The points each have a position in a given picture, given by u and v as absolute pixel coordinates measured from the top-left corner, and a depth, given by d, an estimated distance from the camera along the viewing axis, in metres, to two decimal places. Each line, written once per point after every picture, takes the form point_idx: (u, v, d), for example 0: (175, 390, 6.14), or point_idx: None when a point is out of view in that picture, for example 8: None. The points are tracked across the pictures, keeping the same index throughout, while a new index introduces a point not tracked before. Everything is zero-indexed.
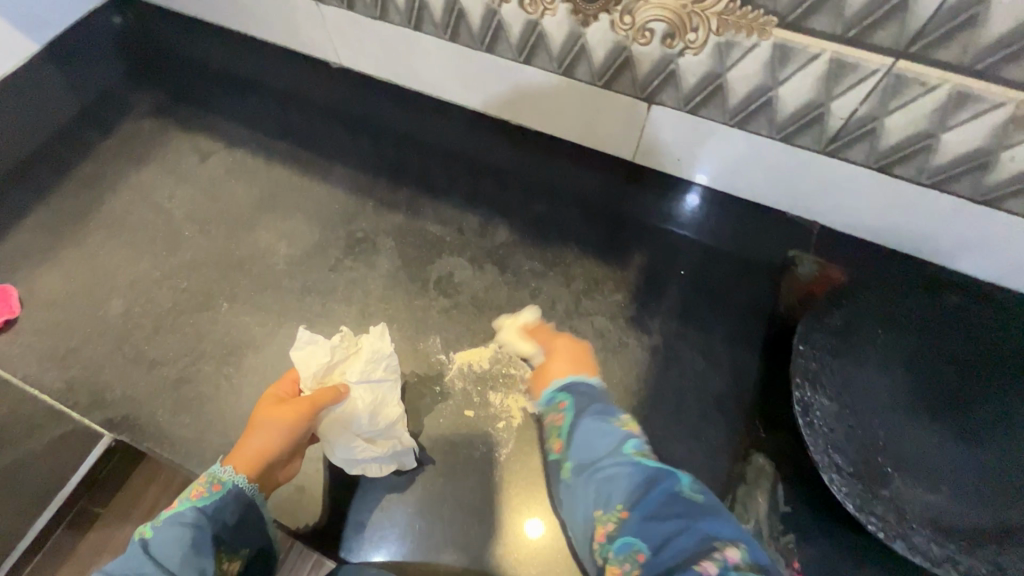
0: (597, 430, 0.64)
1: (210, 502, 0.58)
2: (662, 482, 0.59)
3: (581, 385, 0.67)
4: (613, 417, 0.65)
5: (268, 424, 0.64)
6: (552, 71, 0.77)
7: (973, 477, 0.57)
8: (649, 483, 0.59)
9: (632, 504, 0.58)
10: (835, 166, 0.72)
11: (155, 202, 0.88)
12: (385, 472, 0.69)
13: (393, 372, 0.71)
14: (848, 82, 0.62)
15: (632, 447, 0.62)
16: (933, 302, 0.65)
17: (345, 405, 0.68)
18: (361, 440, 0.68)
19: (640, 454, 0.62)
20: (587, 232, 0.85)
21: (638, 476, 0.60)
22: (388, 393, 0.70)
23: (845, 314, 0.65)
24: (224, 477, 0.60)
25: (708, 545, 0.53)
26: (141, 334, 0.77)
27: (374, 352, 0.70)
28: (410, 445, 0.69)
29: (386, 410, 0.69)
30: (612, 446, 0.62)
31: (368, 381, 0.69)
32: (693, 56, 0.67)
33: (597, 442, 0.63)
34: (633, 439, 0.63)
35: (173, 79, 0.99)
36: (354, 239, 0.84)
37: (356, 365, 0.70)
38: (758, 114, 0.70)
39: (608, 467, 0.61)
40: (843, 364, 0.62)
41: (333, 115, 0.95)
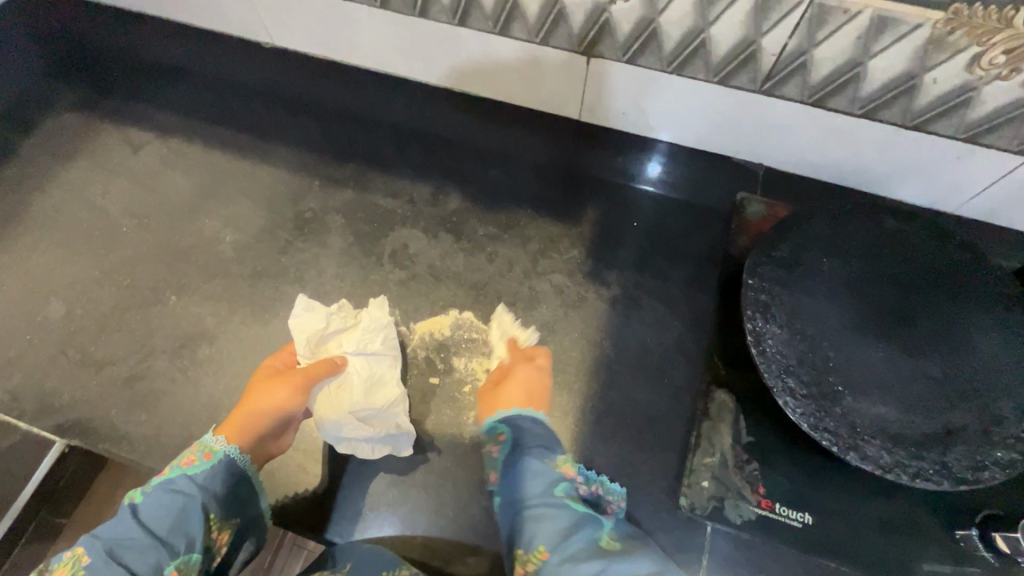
0: (534, 468, 0.63)
1: (200, 471, 0.58)
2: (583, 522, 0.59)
3: (524, 421, 0.65)
4: (549, 457, 0.64)
5: (264, 395, 0.64)
6: (488, 31, 0.76)
7: (920, 385, 0.60)
8: (575, 528, 0.59)
9: (561, 538, 0.58)
10: (774, 105, 0.73)
11: (89, 198, 0.84)
12: (376, 454, 0.67)
13: (392, 348, 0.71)
14: (775, 16, 0.63)
15: (562, 491, 0.62)
16: (869, 225, 0.69)
17: (341, 380, 0.68)
18: (354, 420, 0.66)
19: (569, 497, 0.62)
20: (538, 192, 0.85)
21: (564, 521, 0.59)
22: (388, 369, 0.70)
23: (790, 245, 0.67)
24: (216, 446, 0.60)
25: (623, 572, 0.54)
26: (86, 335, 0.74)
27: (372, 321, 0.71)
28: (405, 429, 0.67)
29: (382, 389, 0.69)
30: (541, 486, 0.62)
31: (365, 353, 0.70)
32: (625, 3, 0.67)
33: (534, 487, 0.62)
34: (563, 481, 0.63)
35: (95, 71, 0.94)
36: (302, 219, 0.82)
37: (353, 336, 0.71)
38: (693, 57, 0.71)
39: (535, 507, 0.60)
40: (791, 292, 0.64)
41: (270, 95, 0.92)
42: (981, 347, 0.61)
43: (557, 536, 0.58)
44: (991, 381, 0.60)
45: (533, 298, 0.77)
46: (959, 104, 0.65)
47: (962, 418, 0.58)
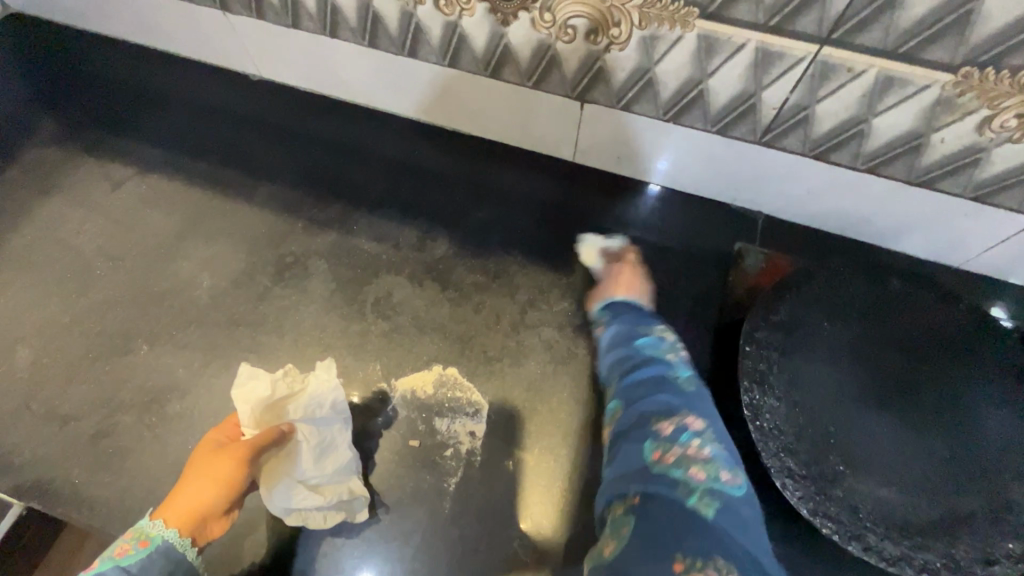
0: (623, 327, 0.69)
1: (134, 562, 0.55)
2: (658, 366, 0.63)
3: (623, 305, 0.71)
4: (644, 323, 0.70)
5: (202, 471, 0.60)
6: (479, 73, 0.74)
7: (925, 467, 0.56)
8: (644, 369, 0.63)
9: (629, 375, 0.64)
10: (774, 156, 0.71)
11: (63, 238, 0.81)
12: (328, 522, 0.64)
13: (342, 412, 0.67)
14: (776, 71, 0.60)
15: (645, 342, 0.67)
16: (872, 288, 0.65)
17: (289, 448, 0.65)
18: (304, 488, 0.63)
19: (653, 347, 0.66)
20: (529, 238, 0.82)
21: (640, 362, 0.64)
22: (339, 433, 0.66)
23: (790, 308, 0.64)
24: (152, 532, 0.57)
25: (672, 410, 0.58)
26: (52, 386, 0.70)
27: (320, 386, 0.67)
28: (360, 492, 0.65)
29: (333, 453, 0.65)
30: (628, 336, 0.68)
31: (313, 420, 0.66)
32: (620, 52, 0.65)
33: (617, 336, 0.69)
34: (650, 335, 0.68)
35: (78, 101, 0.91)
36: (283, 263, 0.79)
37: (299, 402, 0.66)
38: (691, 107, 0.68)
39: (618, 352, 0.67)
40: (790, 361, 0.61)
41: (256, 130, 0.89)
42: (989, 425, 0.58)
43: (629, 375, 0.64)
44: (1001, 463, 0.56)
45: (520, 353, 0.74)
46: (968, 164, 0.62)
47: (970, 504, 0.55)
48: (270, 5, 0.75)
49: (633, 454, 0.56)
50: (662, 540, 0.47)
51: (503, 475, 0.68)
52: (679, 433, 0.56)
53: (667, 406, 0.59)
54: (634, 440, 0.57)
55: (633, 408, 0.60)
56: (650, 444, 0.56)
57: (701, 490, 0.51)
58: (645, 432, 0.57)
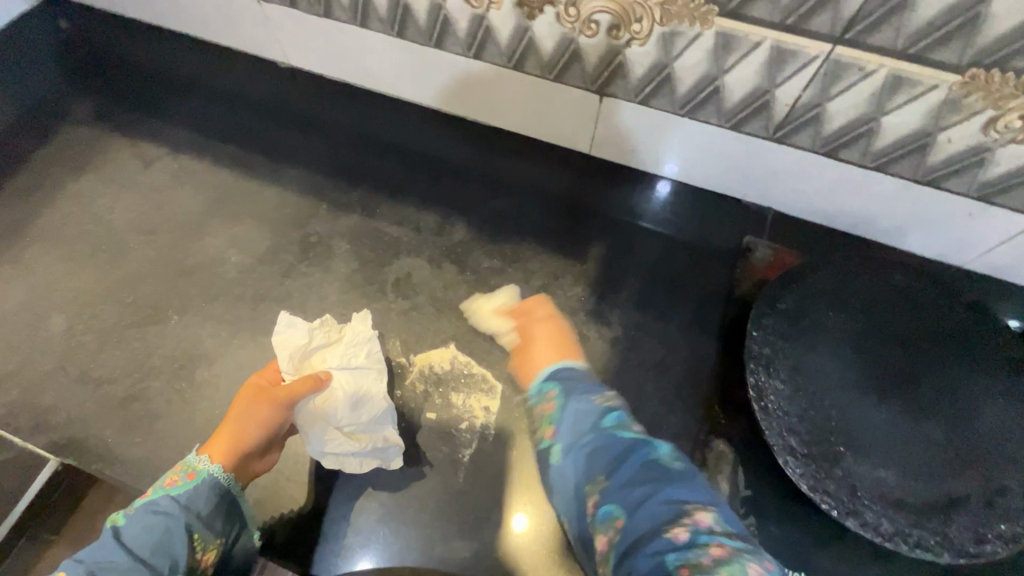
0: (580, 408, 0.55)
1: (183, 491, 0.57)
2: (640, 451, 0.51)
3: (567, 370, 0.59)
4: (598, 394, 0.56)
5: (243, 412, 0.63)
6: (502, 65, 0.77)
7: (924, 451, 0.59)
8: (626, 451, 0.51)
9: (609, 471, 0.50)
10: (784, 152, 0.74)
11: (98, 212, 0.84)
12: (364, 468, 0.67)
13: (377, 361, 0.71)
14: (790, 69, 0.63)
15: (612, 419, 0.54)
16: (876, 281, 0.68)
17: (325, 395, 0.68)
18: (339, 434, 0.67)
19: (620, 423, 0.54)
20: (545, 225, 0.85)
21: (618, 447, 0.51)
22: (374, 383, 0.69)
23: (796, 297, 0.67)
24: (199, 467, 0.59)
25: (677, 510, 0.47)
26: (86, 351, 0.74)
27: (355, 336, 0.72)
28: (395, 440, 0.68)
29: (369, 403, 0.68)
30: (591, 419, 0.54)
31: (349, 368, 0.70)
32: (640, 47, 0.68)
33: (578, 416, 0.54)
34: (615, 409, 0.55)
35: (112, 83, 0.95)
36: (308, 242, 0.82)
37: (336, 352, 0.71)
38: (706, 102, 0.71)
39: (588, 442, 0.52)
40: (795, 347, 0.64)
41: (284, 115, 0.93)
42: (985, 415, 0.60)
43: (613, 472, 0.50)
44: (996, 449, 0.59)
45: None
46: (973, 163, 0.64)
47: (965, 486, 0.57)
48: None
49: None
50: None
51: (516, 450, 0.70)
52: (696, 535, 0.44)
53: (669, 501, 0.47)
54: (647, 561, 0.44)
55: (633, 511, 0.47)
56: (671, 557, 0.43)
57: None
58: (655, 545, 0.44)
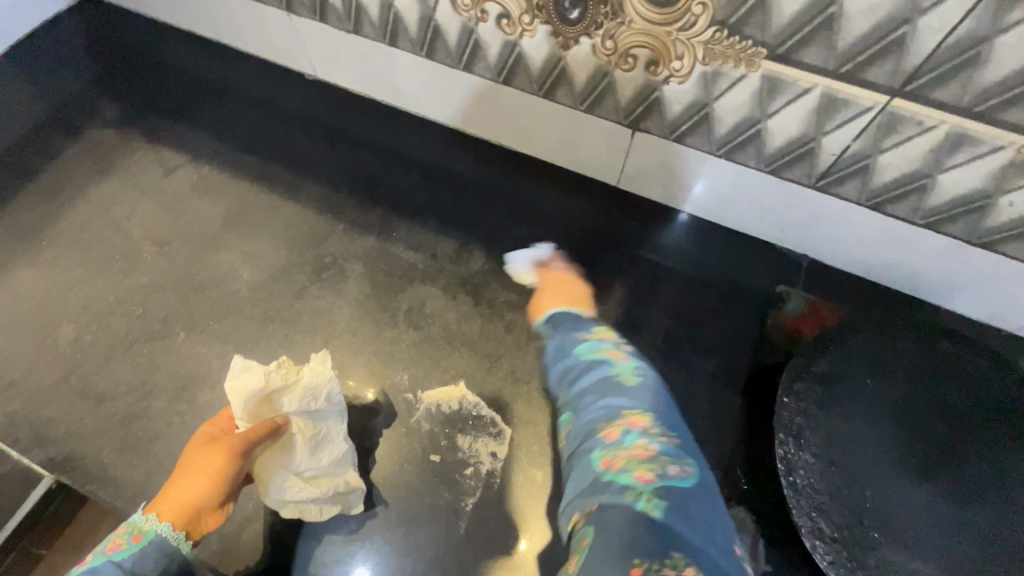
0: (559, 338, 0.62)
1: (127, 556, 0.53)
2: (596, 370, 0.57)
3: (560, 314, 0.66)
4: (580, 325, 0.63)
5: (197, 462, 0.58)
6: (533, 93, 0.75)
7: (966, 543, 0.54)
8: (584, 371, 0.58)
9: (570, 389, 0.58)
10: (826, 202, 0.69)
11: (114, 219, 0.83)
12: (325, 514, 0.64)
13: (337, 404, 0.67)
14: (840, 118, 0.59)
15: (584, 347, 0.60)
16: (922, 349, 0.63)
17: (283, 441, 0.64)
18: (300, 481, 0.63)
19: (590, 347, 0.59)
20: (566, 260, 0.81)
21: (580, 367, 0.58)
22: (334, 426, 0.66)
23: (833, 361, 0.62)
24: (145, 527, 0.55)
25: (617, 415, 0.53)
26: (91, 364, 0.72)
27: (314, 377, 0.66)
28: (357, 485, 0.65)
29: (329, 446, 0.66)
30: (565, 346, 0.61)
31: (308, 412, 0.64)
32: (679, 84, 0.64)
33: (558, 346, 0.62)
34: (589, 337, 0.61)
35: (140, 86, 0.94)
36: (322, 263, 0.80)
37: (294, 395, 0.64)
38: (746, 145, 0.67)
39: (560, 365, 0.60)
40: (829, 416, 0.60)
41: (307, 128, 0.91)
42: None
43: (574, 390, 0.58)
44: None
45: None
46: None
47: None
48: (335, 10, 0.77)
49: (586, 470, 0.51)
50: (614, 556, 0.41)
51: (521, 504, 0.67)
52: (624, 435, 0.51)
53: (613, 410, 0.53)
54: (585, 456, 0.52)
55: (578, 420, 0.56)
56: (600, 452, 0.51)
57: (648, 493, 0.45)
58: (592, 445, 0.52)
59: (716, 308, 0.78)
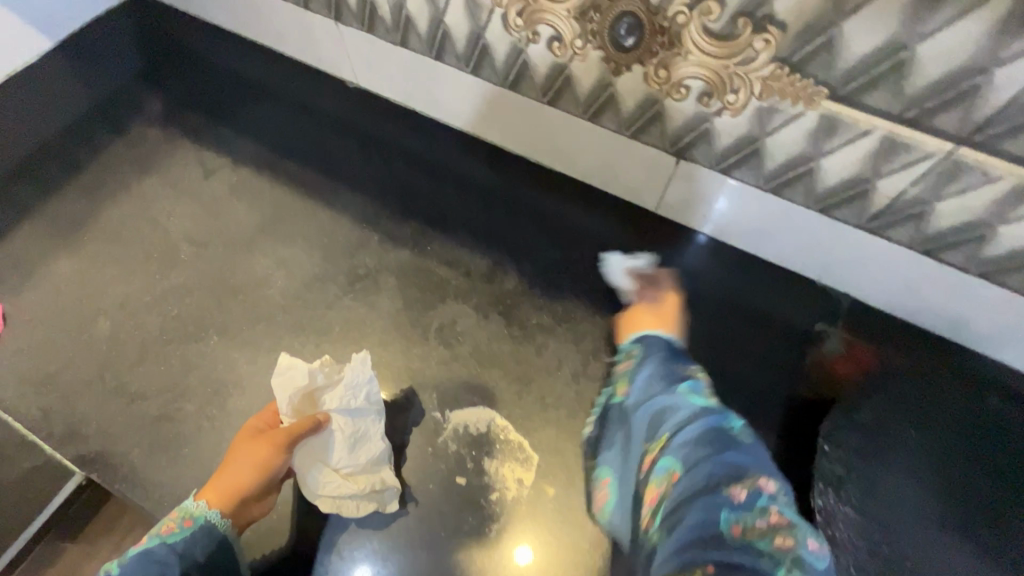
0: (659, 372, 0.62)
1: (179, 540, 0.57)
2: (711, 418, 0.54)
3: (651, 338, 0.66)
4: (680, 363, 0.63)
5: (244, 454, 0.62)
6: (578, 115, 0.74)
7: None
8: (694, 417, 0.56)
9: (675, 432, 0.55)
10: (875, 245, 0.67)
11: (154, 217, 0.84)
12: (360, 511, 0.65)
13: (376, 403, 0.68)
14: (899, 162, 0.57)
15: (689, 387, 0.59)
16: (950, 406, 0.68)
17: (322, 436, 0.65)
18: (336, 476, 0.65)
19: (696, 392, 0.59)
20: (601, 285, 0.79)
21: (691, 410, 0.57)
22: (373, 425, 0.67)
23: (872, 413, 0.67)
24: (196, 512, 0.59)
25: (740, 471, 0.49)
26: (125, 362, 0.73)
27: (354, 377, 0.67)
28: (393, 483, 0.66)
29: (366, 444, 0.66)
30: (668, 383, 0.60)
31: (348, 410, 0.66)
32: (731, 117, 0.63)
33: (652, 379, 0.62)
34: (693, 381, 0.60)
35: (185, 85, 0.95)
36: (355, 273, 0.80)
37: (336, 393, 0.67)
38: (795, 182, 0.65)
39: (663, 402, 0.59)
40: (868, 468, 0.64)
41: (346, 135, 0.91)
42: None
43: (678, 433, 0.55)
44: None
45: (578, 405, 0.72)
46: None
47: None
48: (384, 22, 0.77)
49: (702, 525, 0.46)
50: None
51: (547, 535, 0.66)
52: (752, 496, 0.47)
53: (731, 466, 0.50)
54: (702, 508, 0.47)
55: (689, 470, 0.51)
56: (725, 512, 0.46)
57: (789, 564, 0.42)
58: (713, 498, 0.47)
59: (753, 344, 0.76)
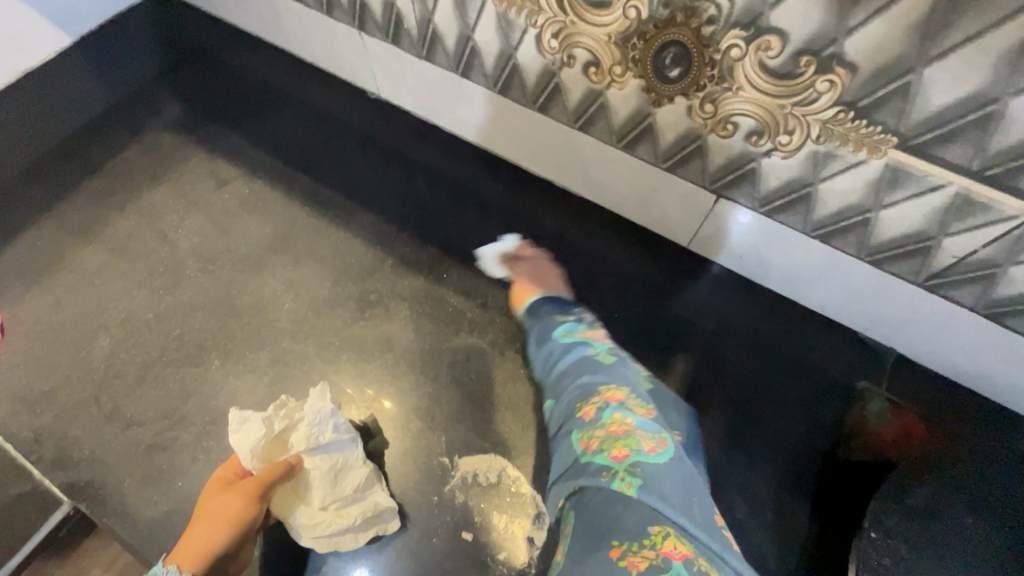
0: (538, 325, 0.67)
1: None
2: (575, 353, 0.61)
3: (538, 302, 0.69)
4: (560, 310, 0.67)
5: (215, 511, 0.57)
6: (611, 144, 0.69)
7: None
8: (563, 355, 0.62)
9: (553, 373, 0.62)
10: (931, 303, 0.61)
11: (161, 229, 0.81)
12: (360, 541, 0.62)
13: (347, 432, 0.64)
14: (971, 221, 0.51)
15: (563, 329, 0.64)
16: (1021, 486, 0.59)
17: (302, 478, 0.62)
18: (327, 514, 0.61)
19: (568, 331, 0.64)
20: (626, 326, 0.74)
21: (560, 348, 0.63)
22: (352, 456, 0.63)
23: (929, 493, 0.59)
24: None
25: (592, 393, 0.56)
26: (121, 385, 0.70)
27: (314, 413, 0.63)
28: (387, 506, 0.63)
29: (350, 474, 0.63)
30: (546, 331, 0.65)
31: (319, 447, 0.62)
32: (781, 159, 0.57)
33: (538, 333, 0.66)
34: (568, 321, 0.65)
35: (201, 89, 0.92)
36: (367, 300, 0.76)
37: (300, 433, 0.63)
38: (848, 231, 0.60)
39: (543, 349, 0.64)
40: (923, 556, 0.56)
41: (364, 149, 0.87)
42: None
43: (554, 374, 0.61)
44: None
45: None
46: None
47: None
48: (409, 35, 0.73)
49: (567, 450, 0.53)
50: (597, 532, 0.44)
51: None
52: (602, 411, 0.54)
53: (592, 390, 0.56)
54: (566, 436, 0.54)
55: (562, 404, 0.58)
56: (579, 432, 0.54)
57: (622, 468, 0.48)
58: (572, 424, 0.55)
59: (788, 399, 0.70)
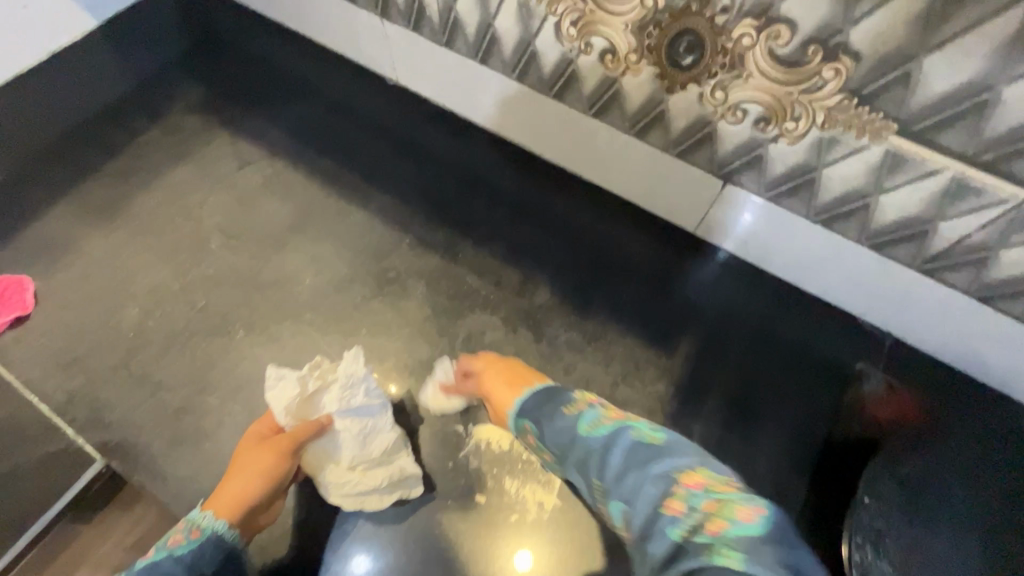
0: (553, 424, 0.60)
1: (186, 551, 0.56)
2: (621, 442, 0.54)
3: (528, 400, 0.64)
4: (565, 404, 0.61)
5: (249, 463, 0.62)
6: (624, 131, 0.72)
7: None
8: (607, 449, 0.55)
9: (603, 472, 0.54)
10: (927, 286, 0.64)
11: (186, 206, 0.84)
12: (385, 503, 0.65)
13: (377, 397, 0.67)
14: (966, 205, 0.54)
15: (586, 422, 0.58)
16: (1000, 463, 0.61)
17: (332, 438, 0.65)
18: (354, 474, 0.64)
19: (594, 423, 0.58)
20: (634, 306, 0.78)
21: (597, 445, 0.56)
22: (380, 420, 0.66)
23: (918, 465, 0.61)
24: (203, 523, 0.57)
25: (663, 475, 0.50)
26: (149, 352, 0.73)
27: (347, 376, 0.65)
28: (411, 471, 0.66)
29: (378, 438, 0.66)
30: (568, 433, 0.59)
31: (350, 410, 0.65)
32: (787, 145, 0.60)
33: (557, 433, 0.59)
34: (584, 413, 0.59)
35: (224, 72, 0.95)
36: (385, 277, 0.79)
37: (333, 396, 0.66)
38: (849, 216, 0.62)
39: (576, 450, 0.57)
40: (909, 523, 0.58)
41: (383, 133, 0.90)
42: None
43: (607, 474, 0.53)
44: None
45: None
46: None
47: None
48: (431, 22, 0.75)
49: (654, 543, 0.47)
50: None
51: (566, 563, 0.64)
52: (688, 499, 0.47)
53: (662, 476, 0.50)
54: (651, 532, 0.47)
55: (635, 507, 0.50)
56: (670, 527, 0.46)
57: (724, 543, 0.42)
58: (654, 519, 0.48)
59: (788, 378, 0.74)
